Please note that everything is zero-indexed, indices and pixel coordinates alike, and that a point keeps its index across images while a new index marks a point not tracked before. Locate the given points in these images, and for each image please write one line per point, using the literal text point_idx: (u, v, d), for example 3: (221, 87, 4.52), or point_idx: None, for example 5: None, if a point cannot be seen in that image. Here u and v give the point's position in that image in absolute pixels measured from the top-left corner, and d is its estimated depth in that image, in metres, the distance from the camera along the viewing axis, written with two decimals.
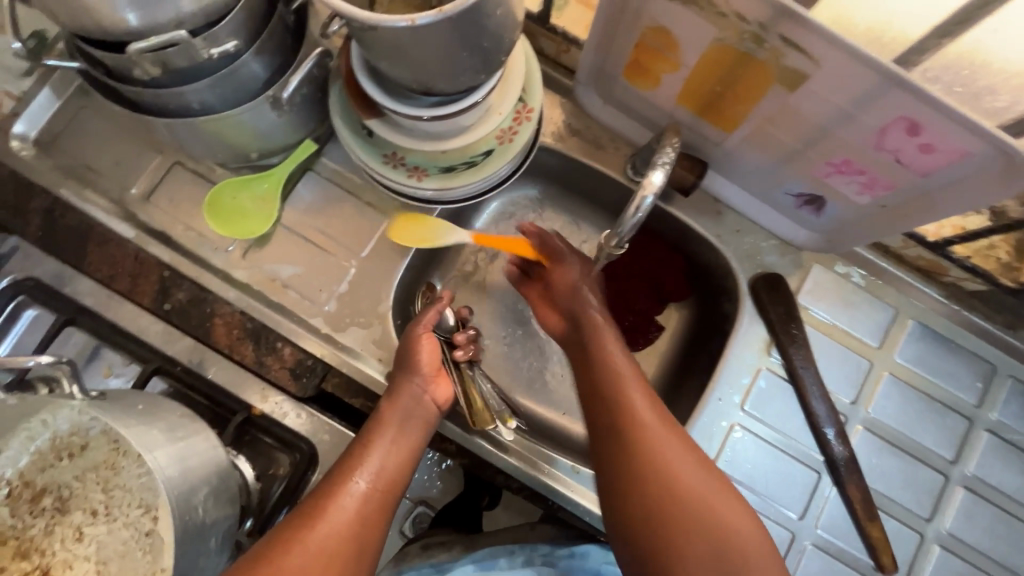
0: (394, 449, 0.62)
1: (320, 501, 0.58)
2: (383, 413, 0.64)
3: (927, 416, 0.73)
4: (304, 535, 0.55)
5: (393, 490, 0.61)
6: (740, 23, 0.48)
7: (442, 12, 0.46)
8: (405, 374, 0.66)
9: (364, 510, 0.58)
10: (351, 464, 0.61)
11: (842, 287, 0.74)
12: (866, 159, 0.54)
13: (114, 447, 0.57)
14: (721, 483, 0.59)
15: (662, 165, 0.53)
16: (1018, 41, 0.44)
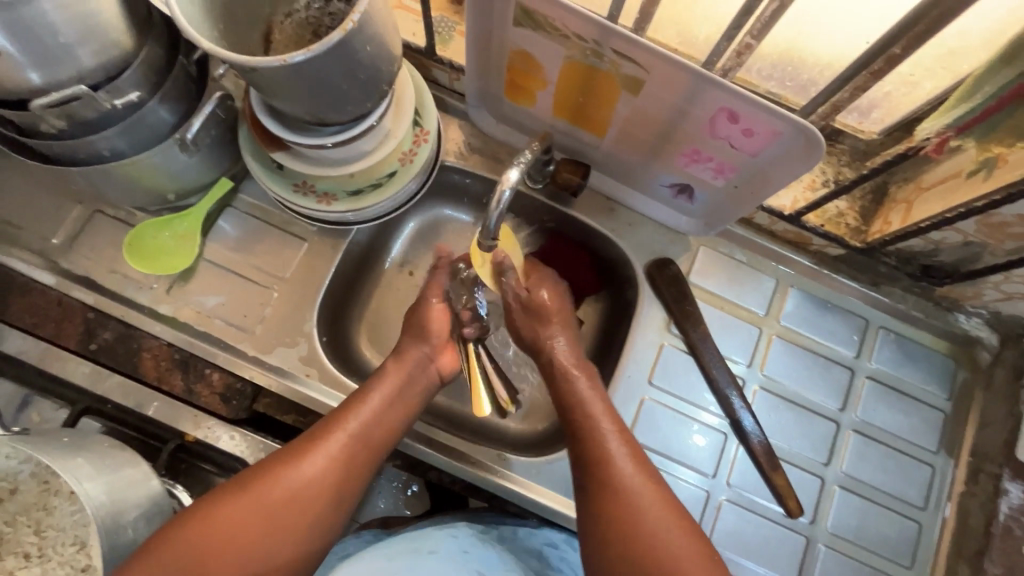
0: (385, 409, 0.64)
1: (308, 442, 0.61)
2: (385, 370, 0.67)
3: (815, 371, 0.80)
4: (284, 472, 0.58)
5: (382, 440, 0.64)
6: (580, 42, 0.58)
7: (312, 50, 0.51)
8: (414, 338, 0.70)
9: (346, 459, 0.61)
10: (344, 412, 0.63)
11: (727, 265, 0.82)
12: (709, 147, 0.63)
13: (45, 488, 0.63)
14: (650, 476, 0.62)
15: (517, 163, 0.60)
16: (813, 35, 0.56)
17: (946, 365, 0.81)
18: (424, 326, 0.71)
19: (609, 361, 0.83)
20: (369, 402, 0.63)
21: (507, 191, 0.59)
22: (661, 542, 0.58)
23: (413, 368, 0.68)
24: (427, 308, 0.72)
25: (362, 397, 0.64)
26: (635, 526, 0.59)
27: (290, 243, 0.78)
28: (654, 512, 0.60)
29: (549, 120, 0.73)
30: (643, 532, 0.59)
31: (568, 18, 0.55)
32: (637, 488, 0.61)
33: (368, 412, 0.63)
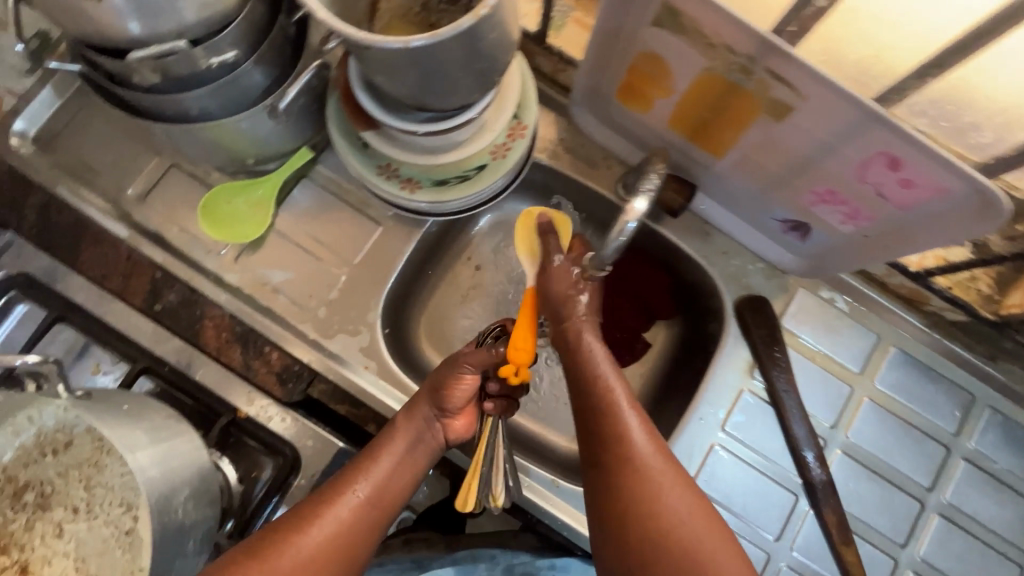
0: (398, 468, 0.61)
1: (315, 506, 0.57)
2: (397, 426, 0.63)
3: (906, 443, 0.73)
4: (294, 539, 0.55)
5: (388, 509, 0.60)
6: (729, 55, 0.50)
7: (436, 34, 0.46)
8: (431, 391, 0.65)
9: (354, 524, 0.57)
10: (352, 472, 0.60)
11: (826, 312, 0.75)
12: (848, 190, 0.56)
13: (97, 446, 0.61)
14: (660, 446, 0.60)
15: (645, 194, 0.59)
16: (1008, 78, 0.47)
17: None
18: (445, 390, 0.64)
19: (678, 396, 0.77)
20: (381, 459, 0.61)
21: (632, 224, 0.57)
22: (679, 522, 0.55)
23: (429, 422, 0.64)
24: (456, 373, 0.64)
25: (374, 456, 0.61)
26: (650, 506, 0.56)
27: (363, 226, 0.74)
28: (668, 489, 0.57)
29: (660, 131, 0.67)
30: (659, 513, 0.56)
31: (722, 28, 0.48)
32: (651, 462, 0.58)
33: (381, 469, 0.60)
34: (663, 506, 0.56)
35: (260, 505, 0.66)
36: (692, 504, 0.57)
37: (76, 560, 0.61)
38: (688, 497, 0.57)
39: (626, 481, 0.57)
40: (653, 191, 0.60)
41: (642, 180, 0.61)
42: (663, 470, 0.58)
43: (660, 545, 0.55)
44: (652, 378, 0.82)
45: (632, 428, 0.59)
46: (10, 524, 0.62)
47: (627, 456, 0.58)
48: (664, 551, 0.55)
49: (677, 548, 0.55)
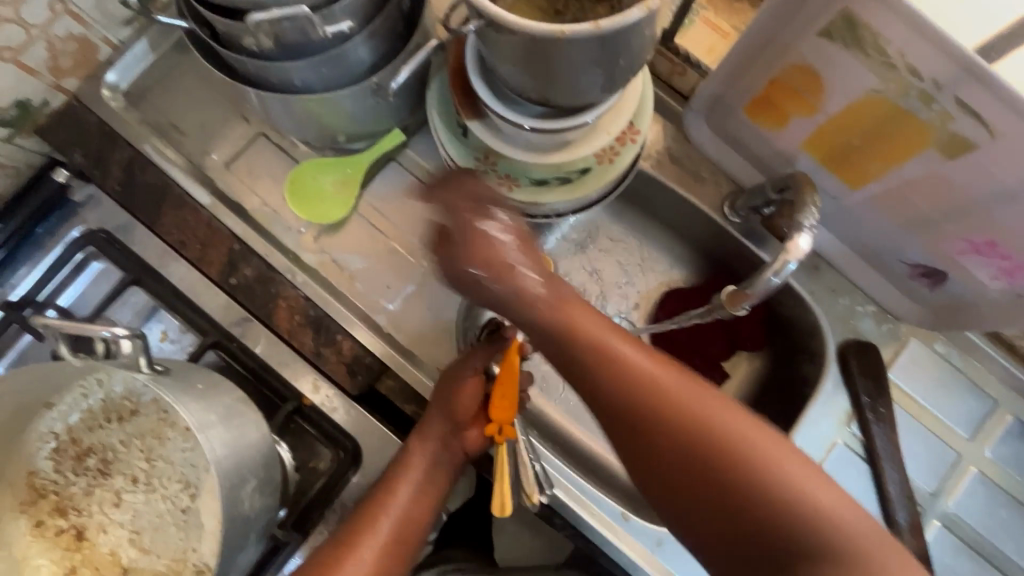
0: (415, 501, 0.60)
1: (340, 551, 0.57)
2: (408, 456, 0.61)
3: (1013, 522, 0.66)
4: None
5: (415, 537, 0.60)
6: (910, 78, 0.44)
7: (597, 25, 0.41)
8: (436, 413, 0.61)
9: (382, 562, 0.57)
10: (369, 511, 0.59)
11: (938, 368, 0.68)
12: (1015, 241, 0.50)
13: (162, 418, 0.60)
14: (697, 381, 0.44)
15: (809, 229, 0.51)
16: None
17: None
18: (451, 401, 0.60)
19: None
20: (397, 495, 0.59)
21: (793, 264, 0.51)
22: (772, 486, 0.40)
23: (441, 451, 0.61)
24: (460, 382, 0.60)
25: (388, 493, 0.59)
26: (727, 474, 0.40)
27: None
28: (744, 444, 0.41)
29: (788, 151, 0.60)
30: (743, 482, 0.40)
31: (914, 48, 0.42)
32: (709, 412, 0.42)
33: (398, 505, 0.59)
34: (741, 467, 0.40)
35: (312, 502, 0.64)
36: (787, 466, 0.40)
37: (132, 532, 0.60)
38: (770, 449, 0.41)
39: (681, 454, 0.41)
40: (814, 229, 0.52)
41: (801, 212, 0.52)
42: (724, 416, 0.42)
43: (766, 528, 0.40)
44: None
45: (664, 381, 0.42)
46: (69, 487, 0.60)
47: (676, 422, 0.42)
48: (771, 541, 0.40)
49: (793, 526, 0.39)
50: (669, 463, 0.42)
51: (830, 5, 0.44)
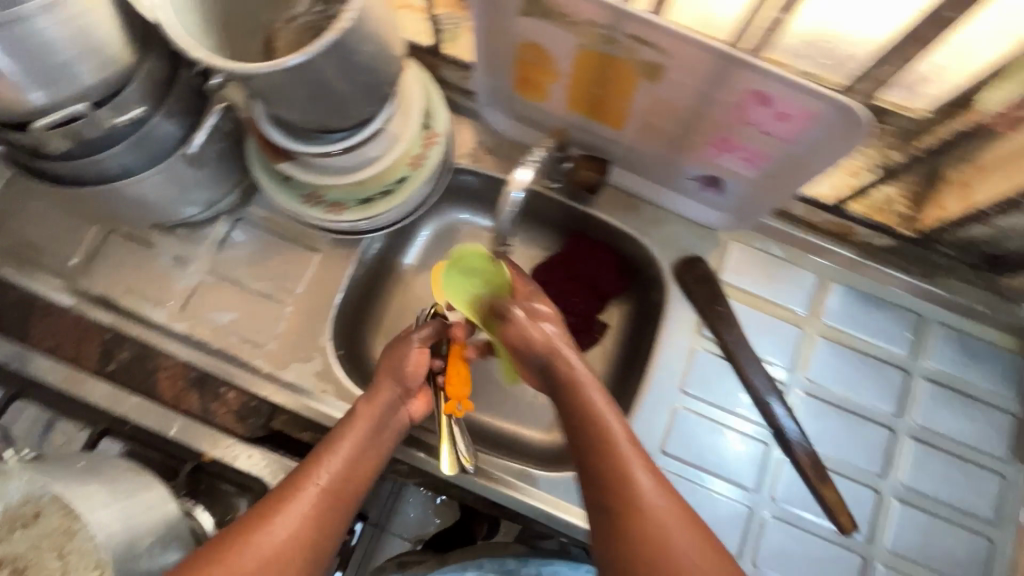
0: (360, 458, 0.58)
1: (273, 503, 0.53)
2: (357, 413, 0.60)
3: (866, 373, 0.74)
4: (253, 538, 0.51)
5: (357, 497, 0.57)
6: (592, 29, 0.54)
7: (307, 52, 0.48)
8: (390, 375, 0.63)
9: (318, 517, 0.54)
10: (313, 462, 0.56)
11: (763, 261, 0.76)
12: (738, 135, 0.58)
13: (66, 511, 0.55)
14: (669, 490, 0.52)
15: (529, 165, 0.63)
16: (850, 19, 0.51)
17: (1013, 363, 0.74)
18: (400, 363, 0.64)
19: (637, 368, 0.78)
20: (340, 449, 0.57)
21: (518, 194, 0.62)
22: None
23: (388, 410, 0.62)
24: (412, 349, 0.65)
25: (332, 444, 0.58)
26: (667, 559, 0.48)
27: (301, 255, 0.76)
28: (691, 549, 0.49)
29: (564, 115, 0.70)
30: (642, 542, 0.49)
31: (578, 3, 0.52)
32: (660, 510, 0.50)
33: (342, 462, 0.57)
34: (671, 554, 0.48)
35: None
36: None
37: None
38: (703, 556, 0.48)
39: (618, 516, 0.51)
40: (538, 163, 0.64)
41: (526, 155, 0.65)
42: (678, 519, 0.50)
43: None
44: (613, 357, 0.83)
45: (650, 481, 0.52)
46: None
47: (639, 506, 0.50)
48: None
49: None
50: (623, 541, 0.50)
51: None
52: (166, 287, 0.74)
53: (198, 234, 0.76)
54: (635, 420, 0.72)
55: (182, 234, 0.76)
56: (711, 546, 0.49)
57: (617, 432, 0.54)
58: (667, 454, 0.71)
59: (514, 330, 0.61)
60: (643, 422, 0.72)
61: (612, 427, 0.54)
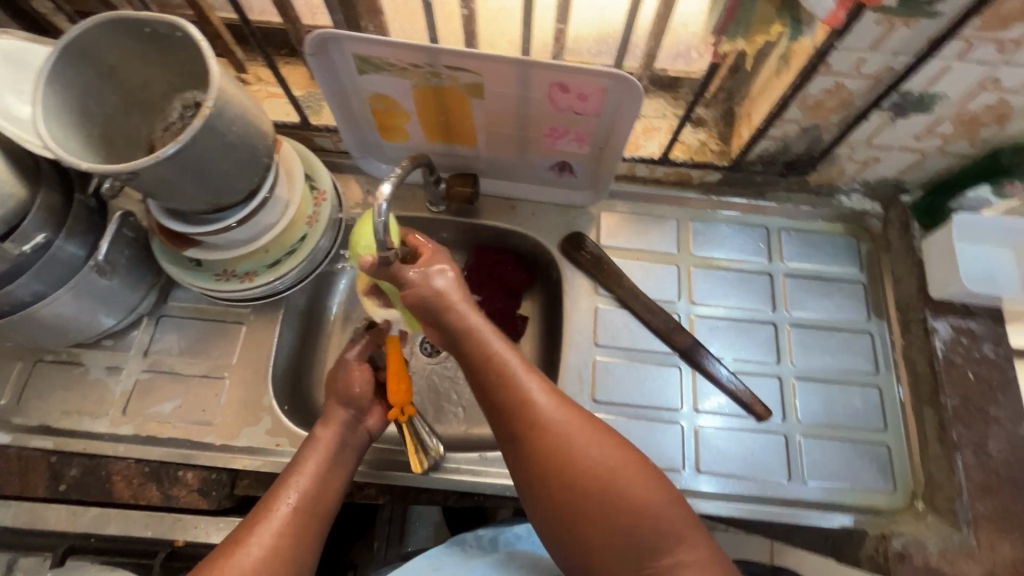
0: (326, 478, 0.63)
1: (249, 526, 0.57)
2: (318, 437, 0.66)
3: (740, 285, 0.86)
4: (230, 559, 0.53)
5: (326, 512, 0.61)
6: (418, 69, 0.67)
7: (179, 141, 0.57)
8: (340, 400, 0.69)
9: (291, 535, 0.57)
10: (282, 486, 0.61)
11: (629, 220, 0.89)
12: (560, 120, 0.72)
13: None
14: (563, 404, 0.61)
15: (388, 178, 0.64)
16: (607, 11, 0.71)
17: (849, 243, 0.88)
18: (349, 388, 0.70)
19: (556, 341, 0.87)
20: (308, 471, 0.63)
21: (384, 204, 0.63)
22: (595, 485, 0.57)
23: (345, 432, 0.68)
24: (354, 372, 0.71)
25: (297, 471, 0.63)
26: (565, 455, 0.58)
27: (228, 331, 0.81)
28: (586, 442, 0.58)
29: (425, 146, 0.82)
30: (568, 465, 0.58)
31: (398, 52, 0.64)
32: (557, 423, 0.59)
33: (306, 480, 0.62)
34: (568, 449, 0.58)
35: None
36: (616, 483, 0.57)
37: None
38: (600, 448, 0.58)
39: (543, 453, 0.58)
40: (397, 175, 0.66)
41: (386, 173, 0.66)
42: (572, 422, 0.59)
43: (588, 484, 0.57)
44: (537, 341, 0.92)
45: (565, 419, 0.60)
46: None
47: (538, 421, 0.59)
48: (579, 510, 0.57)
49: (587, 496, 0.57)
50: (534, 452, 0.59)
51: (345, 54, 0.66)
52: (103, 398, 0.76)
53: (124, 341, 0.80)
54: (565, 381, 0.81)
55: (108, 345, 0.79)
56: (605, 438, 0.59)
57: (514, 370, 0.61)
58: (600, 402, 0.80)
59: (416, 288, 0.64)
60: (572, 383, 0.81)
61: (510, 366, 0.61)
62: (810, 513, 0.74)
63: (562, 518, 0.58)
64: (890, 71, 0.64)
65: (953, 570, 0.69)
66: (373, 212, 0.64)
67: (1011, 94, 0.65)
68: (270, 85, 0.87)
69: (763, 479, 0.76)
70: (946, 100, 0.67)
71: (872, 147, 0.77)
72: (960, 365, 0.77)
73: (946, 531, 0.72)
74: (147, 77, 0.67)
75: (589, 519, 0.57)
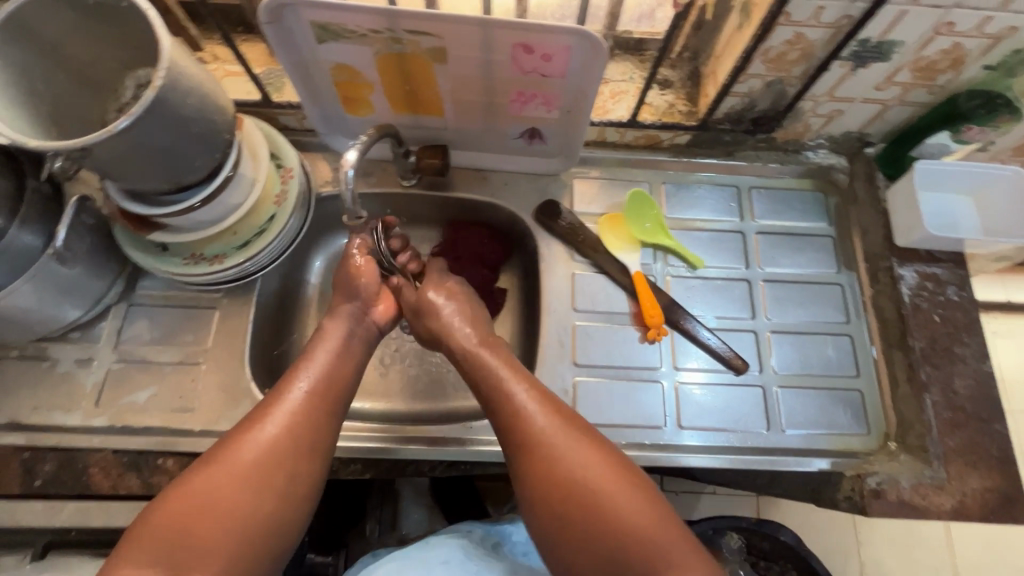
0: (334, 366, 0.65)
1: (265, 406, 0.59)
2: (327, 330, 0.68)
3: (714, 244, 0.87)
4: (250, 435, 0.56)
5: (339, 395, 0.63)
6: (378, 36, 0.66)
7: (132, 113, 0.55)
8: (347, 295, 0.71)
9: (307, 414, 0.59)
10: (292, 373, 0.63)
11: (602, 186, 0.89)
12: (526, 84, 0.71)
13: None
14: (563, 419, 0.60)
15: (353, 145, 0.64)
16: None
17: (817, 198, 0.90)
18: (357, 282, 0.71)
19: (535, 310, 0.88)
20: (316, 358, 0.64)
21: (351, 171, 0.62)
22: (593, 502, 0.55)
23: (351, 325, 0.69)
24: (355, 263, 0.72)
25: (308, 357, 0.64)
26: (553, 467, 0.57)
27: (201, 317, 0.80)
28: (580, 454, 0.57)
29: (392, 119, 0.80)
30: (571, 478, 0.56)
31: (356, 17, 0.63)
32: (561, 437, 0.58)
33: (317, 366, 0.64)
34: (556, 460, 0.57)
35: None
36: (616, 502, 0.54)
37: None
38: (602, 469, 0.56)
39: (549, 466, 0.57)
40: (362, 143, 0.65)
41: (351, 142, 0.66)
42: (569, 435, 0.58)
43: (584, 503, 0.55)
44: (517, 312, 0.92)
45: (571, 438, 0.58)
46: None
47: (534, 433, 0.58)
48: (581, 523, 0.55)
49: (588, 511, 0.55)
50: (535, 464, 0.57)
51: (301, 21, 0.65)
52: (74, 392, 0.74)
53: (91, 334, 0.78)
54: (545, 349, 0.81)
55: (76, 337, 0.77)
56: (607, 453, 0.58)
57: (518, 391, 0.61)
58: (581, 365, 0.80)
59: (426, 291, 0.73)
60: (552, 348, 0.81)
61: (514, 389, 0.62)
62: (788, 459, 0.76)
63: (544, 530, 0.57)
64: (847, 19, 0.65)
65: (927, 503, 0.72)
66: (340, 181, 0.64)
67: (965, 37, 0.66)
68: (228, 63, 0.84)
69: (742, 430, 0.78)
70: (903, 47, 0.68)
71: (834, 99, 0.78)
72: (927, 309, 0.80)
73: (918, 468, 0.74)
74: (97, 54, 0.64)
75: (591, 534, 0.54)
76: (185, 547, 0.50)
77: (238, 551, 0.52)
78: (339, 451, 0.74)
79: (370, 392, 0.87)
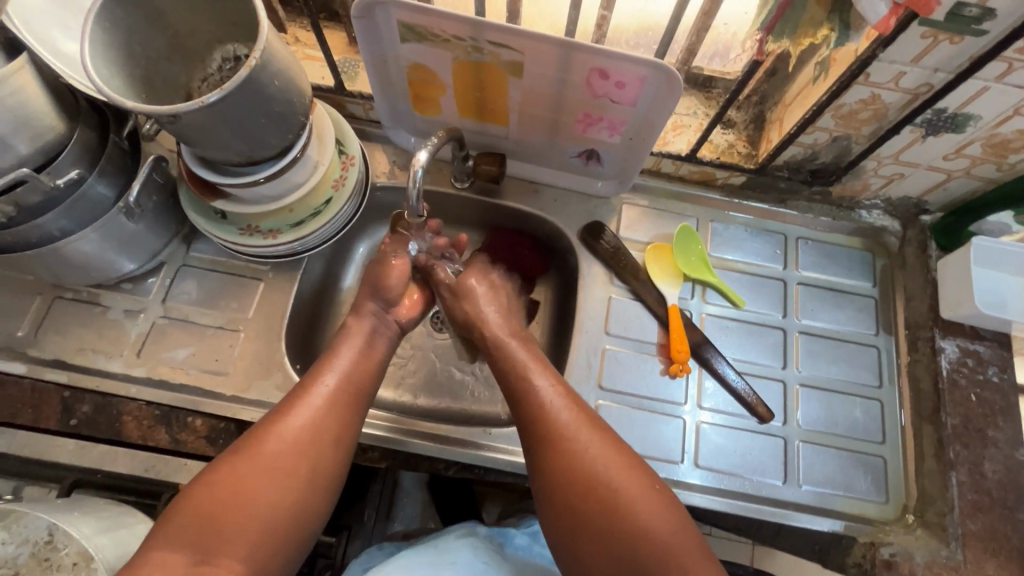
0: (361, 366, 0.67)
1: (291, 401, 0.62)
2: (352, 328, 0.70)
3: (754, 288, 0.87)
4: (276, 429, 0.59)
5: (359, 397, 0.65)
6: (460, 42, 0.67)
7: (224, 89, 0.57)
8: (370, 293, 0.74)
9: (327, 413, 0.62)
10: (319, 371, 0.65)
11: (650, 216, 0.90)
12: (597, 108, 0.73)
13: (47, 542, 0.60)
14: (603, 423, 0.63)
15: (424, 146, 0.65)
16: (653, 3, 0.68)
17: (864, 258, 0.89)
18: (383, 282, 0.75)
19: (566, 327, 0.88)
20: (343, 358, 0.67)
21: (421, 171, 0.64)
22: (630, 504, 0.57)
23: (379, 329, 0.72)
24: (388, 266, 0.75)
25: (336, 354, 0.67)
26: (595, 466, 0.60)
27: (246, 286, 0.82)
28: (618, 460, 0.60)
29: (457, 122, 0.83)
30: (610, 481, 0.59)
31: (443, 23, 0.65)
32: (599, 440, 0.61)
33: (343, 365, 0.66)
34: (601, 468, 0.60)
35: None
36: (649, 507, 0.57)
37: None
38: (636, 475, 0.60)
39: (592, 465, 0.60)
40: (433, 146, 0.67)
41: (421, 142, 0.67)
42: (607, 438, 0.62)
43: (618, 505, 0.58)
44: (547, 326, 0.93)
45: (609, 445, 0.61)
46: None
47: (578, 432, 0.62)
48: (616, 526, 0.57)
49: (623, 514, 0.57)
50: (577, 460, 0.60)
51: (391, 21, 0.67)
52: (119, 339, 0.77)
53: (143, 286, 0.81)
54: (572, 368, 0.82)
55: (127, 288, 0.80)
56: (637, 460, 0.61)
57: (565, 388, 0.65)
58: (605, 389, 0.81)
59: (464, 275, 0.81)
60: (579, 368, 0.82)
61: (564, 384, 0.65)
62: (801, 515, 0.76)
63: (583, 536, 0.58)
64: (927, 87, 0.65)
65: None
66: (409, 179, 0.66)
67: None
68: (309, 48, 0.88)
69: (758, 479, 0.77)
70: (980, 121, 0.67)
71: (899, 162, 0.77)
72: (964, 386, 0.78)
73: (933, 545, 0.73)
74: (195, 25, 0.68)
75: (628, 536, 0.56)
76: (219, 533, 0.53)
77: (254, 546, 0.54)
78: (360, 437, 0.76)
79: (393, 383, 0.89)
